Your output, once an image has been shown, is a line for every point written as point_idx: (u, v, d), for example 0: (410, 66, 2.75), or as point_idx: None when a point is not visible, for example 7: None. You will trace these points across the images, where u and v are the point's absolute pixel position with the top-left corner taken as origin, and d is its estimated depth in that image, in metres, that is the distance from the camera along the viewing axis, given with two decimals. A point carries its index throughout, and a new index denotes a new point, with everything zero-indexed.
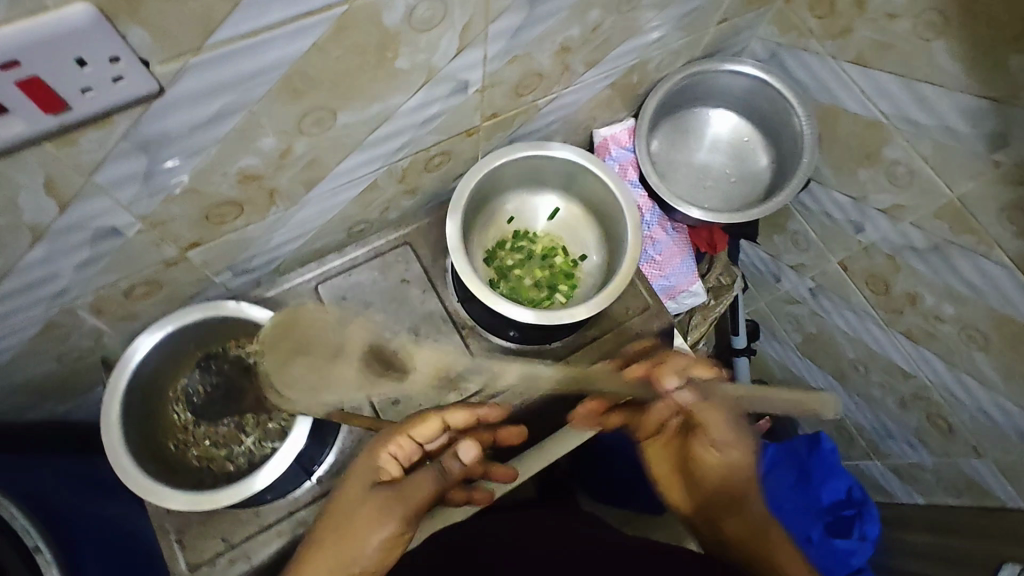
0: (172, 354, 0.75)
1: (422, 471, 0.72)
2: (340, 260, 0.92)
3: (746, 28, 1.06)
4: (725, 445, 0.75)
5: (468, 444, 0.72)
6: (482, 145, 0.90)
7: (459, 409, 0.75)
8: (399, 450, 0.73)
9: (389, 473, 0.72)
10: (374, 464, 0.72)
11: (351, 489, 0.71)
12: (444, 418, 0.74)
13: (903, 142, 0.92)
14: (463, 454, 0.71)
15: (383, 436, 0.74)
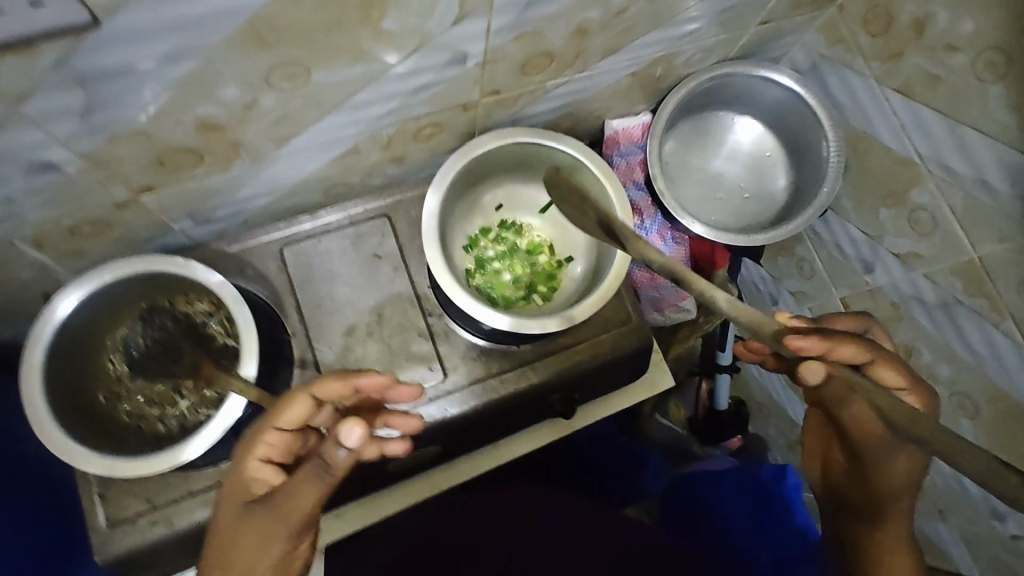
0: (113, 302, 0.70)
1: (298, 486, 0.58)
2: (310, 223, 0.85)
3: (791, 32, 0.96)
4: (885, 458, 0.67)
5: (347, 429, 0.55)
6: (480, 122, 0.83)
7: (333, 378, 0.59)
8: (269, 448, 0.60)
9: (266, 478, 0.60)
10: (246, 476, 0.60)
11: (227, 506, 0.61)
12: (313, 392, 0.58)
13: (935, 187, 0.84)
14: (347, 442, 0.55)
15: (250, 432, 0.60)
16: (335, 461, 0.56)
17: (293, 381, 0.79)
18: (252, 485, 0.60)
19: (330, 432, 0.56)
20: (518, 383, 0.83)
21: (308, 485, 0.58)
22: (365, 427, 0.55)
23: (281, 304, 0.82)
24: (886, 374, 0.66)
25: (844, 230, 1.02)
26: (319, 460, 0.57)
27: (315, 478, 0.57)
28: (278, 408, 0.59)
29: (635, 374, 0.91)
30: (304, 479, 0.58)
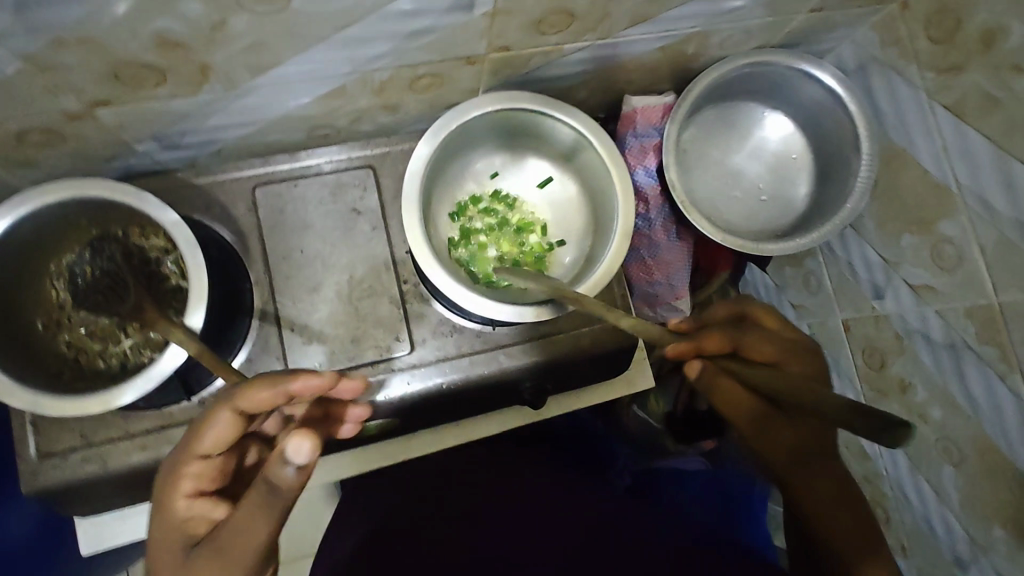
0: (58, 224, 0.65)
1: (245, 515, 0.50)
2: (288, 165, 0.78)
3: (844, 25, 0.87)
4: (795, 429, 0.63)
5: (295, 443, 0.47)
6: (485, 80, 0.75)
7: (261, 387, 0.50)
8: (197, 478, 0.53)
9: (202, 513, 0.53)
10: (175, 519, 0.52)
11: (156, 560, 0.52)
12: (236, 405, 0.51)
13: (966, 222, 0.78)
14: (295, 458, 0.47)
15: (170, 465, 0.53)
16: (285, 482, 0.48)
17: (250, 332, 0.74)
18: (188, 527, 0.53)
19: (272, 450, 0.48)
20: (488, 366, 0.79)
21: (254, 512, 0.50)
22: (313, 438, 0.48)
23: (248, 248, 0.77)
24: (759, 346, 0.66)
25: (859, 249, 0.95)
26: (261, 487, 0.49)
27: (259, 508, 0.49)
28: (201, 428, 0.52)
29: (610, 373, 0.87)
30: (247, 512, 0.49)
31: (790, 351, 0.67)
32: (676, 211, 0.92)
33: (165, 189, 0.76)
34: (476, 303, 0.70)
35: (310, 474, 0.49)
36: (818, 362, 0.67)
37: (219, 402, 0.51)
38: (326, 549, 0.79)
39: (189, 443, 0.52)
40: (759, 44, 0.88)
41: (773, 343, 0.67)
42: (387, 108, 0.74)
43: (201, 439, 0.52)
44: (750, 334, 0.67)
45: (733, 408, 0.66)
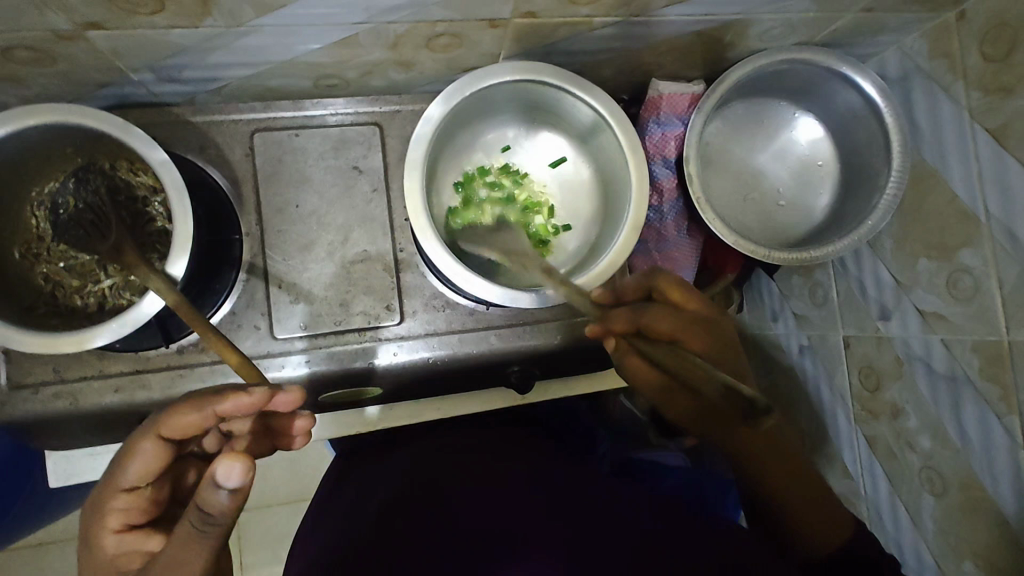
0: (42, 150, 0.61)
1: (178, 542, 0.48)
2: (290, 112, 0.75)
3: (893, 31, 0.82)
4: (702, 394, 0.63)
5: (225, 465, 0.46)
6: (507, 46, 0.70)
7: (183, 409, 0.51)
8: (125, 511, 0.52)
9: (133, 546, 0.51)
10: (103, 556, 0.51)
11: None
12: (161, 429, 0.51)
13: (989, 253, 0.75)
14: (226, 482, 0.46)
15: (97, 501, 0.52)
16: (215, 507, 0.46)
17: (237, 284, 0.72)
18: (119, 563, 0.51)
19: (203, 477, 0.47)
20: (478, 346, 0.77)
21: (185, 540, 0.48)
22: (247, 460, 0.47)
23: (241, 197, 0.73)
24: (661, 323, 0.63)
25: (872, 267, 0.92)
26: (189, 516, 0.47)
27: (188, 539, 0.47)
28: (129, 457, 0.51)
29: (604, 364, 0.85)
30: (176, 544, 0.47)
31: (694, 325, 0.64)
32: (689, 208, 0.89)
33: (159, 125, 0.72)
34: (475, 279, 0.68)
35: (244, 499, 0.48)
36: (723, 333, 0.66)
37: (145, 429, 0.51)
38: (302, 538, 0.71)
39: (115, 475, 0.52)
40: (801, 40, 0.83)
41: (679, 320, 0.64)
42: (400, 64, 0.70)
43: (126, 468, 0.52)
44: (654, 309, 0.63)
45: (646, 382, 0.65)
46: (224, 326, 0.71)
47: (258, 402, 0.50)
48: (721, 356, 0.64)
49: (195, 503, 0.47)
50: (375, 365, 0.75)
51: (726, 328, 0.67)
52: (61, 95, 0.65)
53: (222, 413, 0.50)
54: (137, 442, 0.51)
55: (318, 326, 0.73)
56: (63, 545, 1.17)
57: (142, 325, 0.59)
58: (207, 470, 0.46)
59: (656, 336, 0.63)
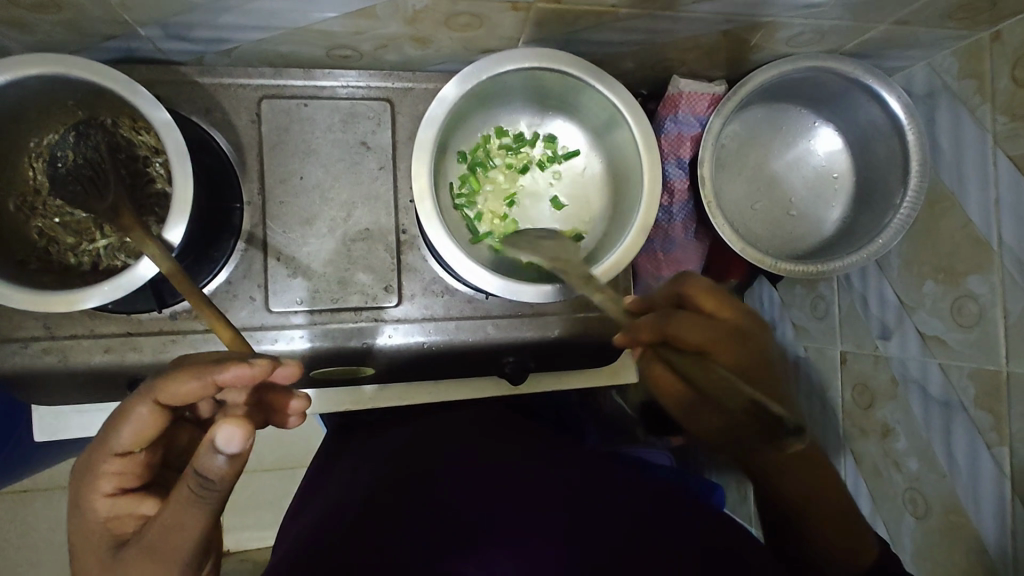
0: (42, 101, 0.59)
1: (176, 509, 0.47)
2: (300, 81, 0.73)
3: (924, 46, 0.80)
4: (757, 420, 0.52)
5: (225, 431, 0.45)
6: (527, 30, 0.68)
7: (183, 376, 0.48)
8: (119, 473, 0.50)
9: (128, 509, 0.50)
10: (96, 518, 0.49)
11: (84, 563, 0.49)
12: (157, 396, 0.48)
13: (997, 283, 0.74)
14: (225, 448, 0.45)
15: (88, 462, 0.50)
16: (213, 473, 0.45)
17: (235, 253, 0.71)
18: (114, 525, 0.50)
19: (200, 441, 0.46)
20: (474, 334, 0.76)
21: (182, 507, 0.47)
22: (247, 425, 0.45)
23: (244, 164, 0.72)
24: (692, 332, 0.54)
25: (876, 285, 0.91)
26: (186, 481, 0.46)
27: (187, 502, 0.47)
28: (122, 420, 0.49)
29: (598, 362, 0.84)
30: (175, 506, 0.47)
31: (732, 341, 0.55)
32: (698, 211, 0.88)
33: (164, 83, 0.70)
34: (476, 269, 0.66)
35: (242, 465, 0.47)
36: (760, 346, 0.56)
37: (141, 394, 0.48)
38: (292, 517, 0.71)
39: (108, 437, 0.49)
40: (828, 48, 0.81)
41: (710, 329, 0.55)
42: (416, 41, 0.68)
43: (119, 431, 0.49)
44: (683, 316, 0.55)
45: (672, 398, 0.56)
46: (219, 295, 0.70)
47: (259, 374, 0.47)
48: (760, 374, 0.54)
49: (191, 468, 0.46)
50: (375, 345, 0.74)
51: (766, 342, 0.57)
52: (64, 46, 0.63)
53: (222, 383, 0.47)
54: (131, 406, 0.49)
55: (314, 303, 0.72)
56: (48, 494, 1.18)
57: (135, 290, 0.58)
58: (207, 435, 0.45)
59: (686, 346, 0.54)
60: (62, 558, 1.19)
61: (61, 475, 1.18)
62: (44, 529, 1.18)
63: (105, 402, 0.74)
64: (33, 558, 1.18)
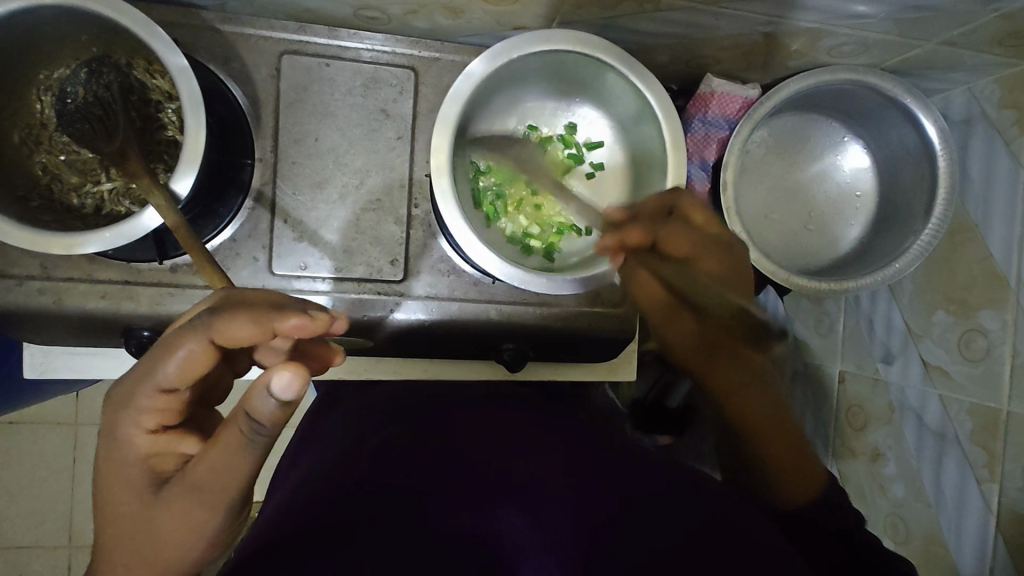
0: (56, 32, 0.57)
1: (228, 448, 0.45)
2: (325, 40, 0.70)
3: (966, 70, 0.77)
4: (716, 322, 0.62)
5: (281, 376, 0.44)
6: (564, 11, 0.66)
7: (236, 319, 0.46)
8: (161, 411, 0.47)
9: (166, 448, 0.48)
10: (133, 455, 0.46)
11: (115, 502, 0.46)
12: (213, 335, 0.46)
13: (1010, 320, 0.74)
14: (281, 394, 0.44)
15: (126, 395, 0.46)
16: (263, 418, 0.45)
17: (242, 210, 0.69)
18: (154, 463, 0.47)
19: (247, 388, 0.45)
20: (475, 318, 0.75)
21: (236, 446, 0.45)
22: (306, 372, 0.45)
23: (258, 120, 0.69)
24: (677, 240, 0.62)
25: (885, 309, 0.90)
26: (238, 422, 0.45)
27: (242, 446, 0.46)
28: (172, 355, 0.46)
29: (596, 358, 0.83)
30: (228, 449, 0.46)
31: (714, 247, 0.63)
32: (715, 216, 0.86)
33: (183, 27, 0.67)
34: (483, 249, 0.65)
35: (290, 413, 0.46)
36: (739, 254, 0.64)
37: (193, 331, 0.45)
38: (272, 487, 0.70)
39: (152, 372, 0.46)
40: (869, 62, 0.78)
41: (694, 237, 0.63)
42: (448, 9, 0.65)
43: (164, 367, 0.46)
44: (671, 226, 0.63)
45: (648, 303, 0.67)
46: (222, 252, 0.69)
47: (321, 328, 0.47)
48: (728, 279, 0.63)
49: (240, 412, 0.45)
50: (394, 316, 0.73)
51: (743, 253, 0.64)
52: None
53: (282, 332, 0.47)
54: (181, 342, 0.46)
55: (318, 270, 0.71)
56: (34, 430, 1.18)
57: (135, 240, 0.57)
58: (253, 383, 0.45)
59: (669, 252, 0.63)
60: (44, 493, 1.19)
61: (49, 410, 1.18)
62: (27, 464, 1.18)
63: (97, 347, 0.73)
64: (14, 490, 1.18)
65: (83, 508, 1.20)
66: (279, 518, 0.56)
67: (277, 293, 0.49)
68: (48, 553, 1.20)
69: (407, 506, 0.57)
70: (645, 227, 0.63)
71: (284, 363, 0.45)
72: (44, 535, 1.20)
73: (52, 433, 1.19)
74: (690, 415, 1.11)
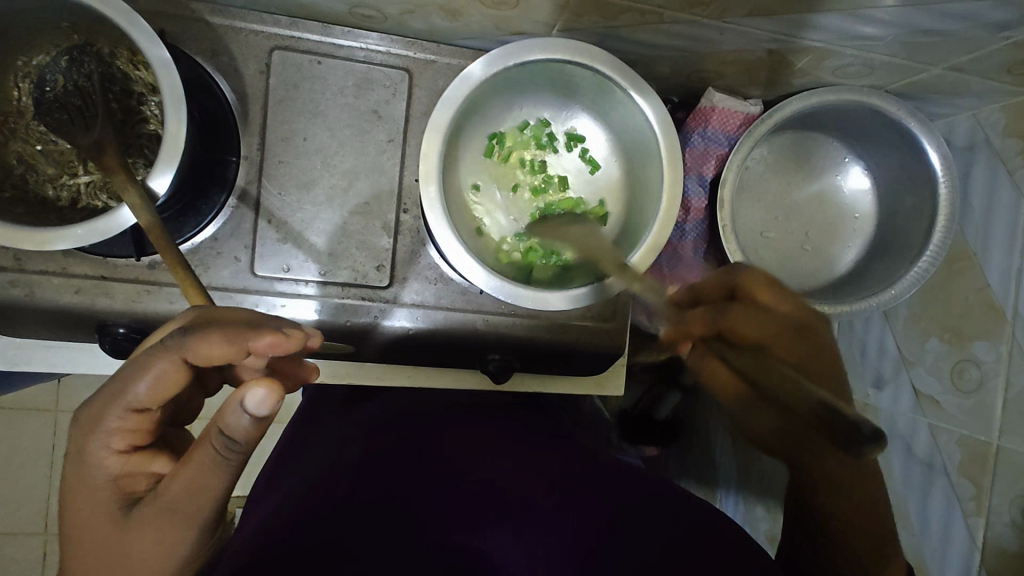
0: (36, 18, 0.55)
1: (201, 466, 0.44)
2: (317, 36, 0.69)
3: (972, 96, 0.76)
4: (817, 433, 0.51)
5: (257, 390, 0.43)
6: (565, 19, 0.64)
7: (211, 337, 0.45)
8: (134, 432, 0.45)
9: (138, 469, 0.46)
10: (101, 479, 0.44)
11: (81, 530, 0.44)
12: (186, 353, 0.44)
13: (1005, 352, 0.74)
14: (254, 410, 0.43)
15: (92, 417, 0.44)
16: (237, 436, 0.44)
17: (225, 208, 0.67)
18: (124, 484, 0.45)
19: (217, 410, 0.44)
20: (462, 328, 0.73)
21: (210, 465, 0.44)
22: (281, 388, 0.44)
23: (244, 116, 0.67)
24: (753, 326, 0.55)
25: (877, 333, 0.88)
26: (210, 441, 0.44)
27: (215, 465, 0.44)
28: (142, 376, 0.44)
29: (586, 372, 0.81)
30: (202, 469, 0.44)
31: (791, 335, 0.56)
32: (711, 233, 0.84)
33: (171, 17, 0.65)
34: (469, 260, 0.63)
35: (265, 429, 0.45)
36: (824, 343, 0.58)
37: (164, 350, 0.44)
38: (251, 502, 0.68)
39: (122, 392, 0.44)
40: (874, 84, 0.77)
41: (772, 322, 0.56)
42: (445, 11, 0.63)
43: (135, 386, 0.44)
44: (739, 309, 0.56)
45: (727, 395, 0.56)
46: (202, 251, 0.67)
47: (294, 344, 0.48)
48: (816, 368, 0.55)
49: (213, 434, 0.44)
50: (382, 324, 0.71)
51: (824, 334, 0.58)
52: None
53: (256, 351, 0.46)
54: (151, 363, 0.44)
55: (301, 272, 0.69)
56: (12, 416, 1.16)
57: (110, 238, 0.55)
58: (225, 403, 0.43)
59: (742, 339, 0.55)
60: (19, 482, 1.17)
61: (27, 397, 1.16)
62: (4, 451, 1.16)
63: (70, 341, 0.70)
64: None
65: (59, 497, 1.17)
66: (249, 536, 0.54)
67: (250, 313, 0.49)
68: (21, 542, 1.18)
69: (395, 519, 0.56)
70: (708, 318, 0.56)
71: (255, 382, 0.43)
72: (18, 522, 1.18)
73: (30, 419, 1.16)
74: (676, 429, 1.10)
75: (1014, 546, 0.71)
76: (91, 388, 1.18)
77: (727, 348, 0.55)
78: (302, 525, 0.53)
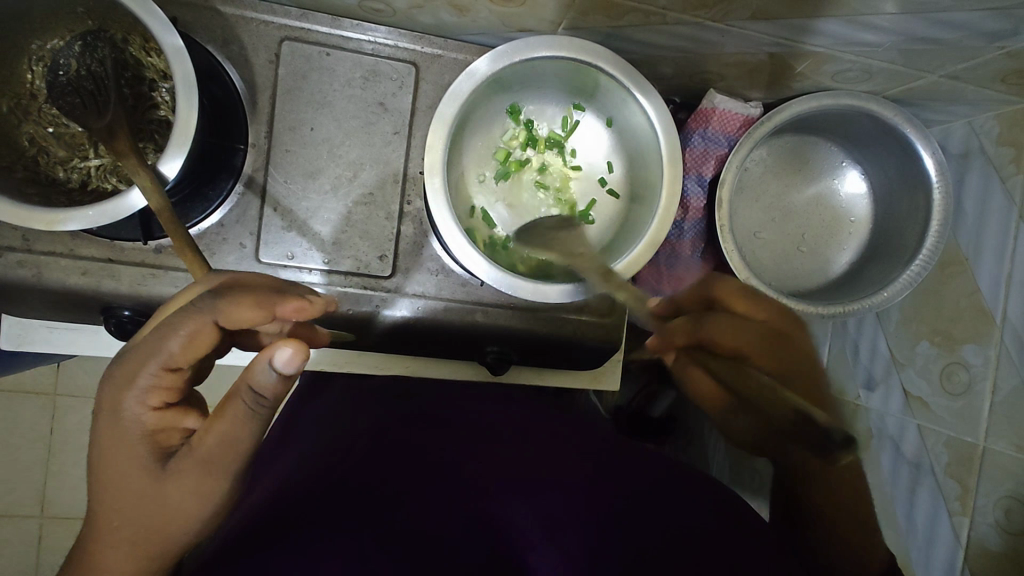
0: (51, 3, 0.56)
1: (233, 417, 0.46)
2: (326, 28, 0.70)
3: (967, 104, 0.77)
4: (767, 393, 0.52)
5: (285, 348, 0.44)
6: (570, 17, 0.65)
7: (244, 301, 0.47)
8: (166, 389, 0.46)
9: (171, 423, 0.47)
10: (135, 432, 0.45)
11: (117, 483, 0.45)
12: (217, 316, 0.46)
13: (993, 355, 0.76)
14: (282, 367, 0.45)
15: (125, 372, 0.45)
16: (264, 390, 0.45)
17: (231, 195, 0.68)
18: (158, 439, 0.46)
19: (248, 366, 0.45)
20: (461, 319, 0.74)
21: (240, 418, 0.46)
22: (307, 348, 0.45)
23: (253, 105, 0.69)
24: (726, 332, 0.58)
25: (871, 334, 0.89)
26: (241, 396, 0.46)
27: (246, 417, 0.46)
28: (176, 334, 0.45)
29: (582, 366, 0.82)
30: (235, 424, 0.46)
31: (762, 337, 0.58)
32: (709, 233, 0.85)
33: (181, 6, 0.66)
34: (468, 249, 0.64)
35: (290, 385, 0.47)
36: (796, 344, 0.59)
37: (195, 313, 0.45)
38: None
39: (155, 350, 0.45)
40: (871, 90, 0.78)
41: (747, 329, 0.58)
42: (453, 7, 0.65)
43: (166, 344, 0.45)
44: (717, 317, 0.59)
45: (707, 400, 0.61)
46: (208, 236, 0.68)
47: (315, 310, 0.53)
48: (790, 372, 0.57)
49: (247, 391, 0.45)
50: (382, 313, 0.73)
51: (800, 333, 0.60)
52: None
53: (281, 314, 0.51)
54: (183, 322, 0.45)
55: (306, 260, 0.70)
56: (11, 397, 1.17)
57: (120, 219, 0.55)
58: (255, 360, 0.45)
59: (721, 347, 0.58)
60: (15, 464, 1.18)
61: (26, 380, 1.17)
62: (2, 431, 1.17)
63: (75, 322, 0.71)
64: None
65: (56, 479, 1.18)
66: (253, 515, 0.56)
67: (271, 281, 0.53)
68: (15, 524, 1.18)
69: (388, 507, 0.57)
70: (690, 323, 0.59)
71: (283, 342, 0.45)
72: (13, 504, 1.18)
73: (28, 402, 1.17)
74: (670, 425, 1.09)
75: (997, 544, 0.73)
76: (90, 372, 1.19)
77: (712, 358, 0.58)
78: (295, 513, 0.54)
